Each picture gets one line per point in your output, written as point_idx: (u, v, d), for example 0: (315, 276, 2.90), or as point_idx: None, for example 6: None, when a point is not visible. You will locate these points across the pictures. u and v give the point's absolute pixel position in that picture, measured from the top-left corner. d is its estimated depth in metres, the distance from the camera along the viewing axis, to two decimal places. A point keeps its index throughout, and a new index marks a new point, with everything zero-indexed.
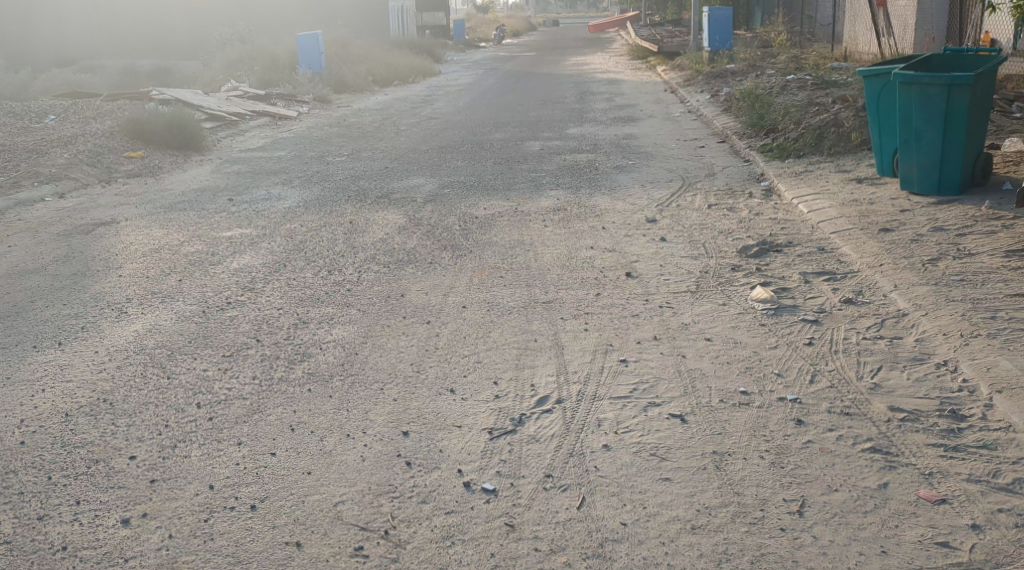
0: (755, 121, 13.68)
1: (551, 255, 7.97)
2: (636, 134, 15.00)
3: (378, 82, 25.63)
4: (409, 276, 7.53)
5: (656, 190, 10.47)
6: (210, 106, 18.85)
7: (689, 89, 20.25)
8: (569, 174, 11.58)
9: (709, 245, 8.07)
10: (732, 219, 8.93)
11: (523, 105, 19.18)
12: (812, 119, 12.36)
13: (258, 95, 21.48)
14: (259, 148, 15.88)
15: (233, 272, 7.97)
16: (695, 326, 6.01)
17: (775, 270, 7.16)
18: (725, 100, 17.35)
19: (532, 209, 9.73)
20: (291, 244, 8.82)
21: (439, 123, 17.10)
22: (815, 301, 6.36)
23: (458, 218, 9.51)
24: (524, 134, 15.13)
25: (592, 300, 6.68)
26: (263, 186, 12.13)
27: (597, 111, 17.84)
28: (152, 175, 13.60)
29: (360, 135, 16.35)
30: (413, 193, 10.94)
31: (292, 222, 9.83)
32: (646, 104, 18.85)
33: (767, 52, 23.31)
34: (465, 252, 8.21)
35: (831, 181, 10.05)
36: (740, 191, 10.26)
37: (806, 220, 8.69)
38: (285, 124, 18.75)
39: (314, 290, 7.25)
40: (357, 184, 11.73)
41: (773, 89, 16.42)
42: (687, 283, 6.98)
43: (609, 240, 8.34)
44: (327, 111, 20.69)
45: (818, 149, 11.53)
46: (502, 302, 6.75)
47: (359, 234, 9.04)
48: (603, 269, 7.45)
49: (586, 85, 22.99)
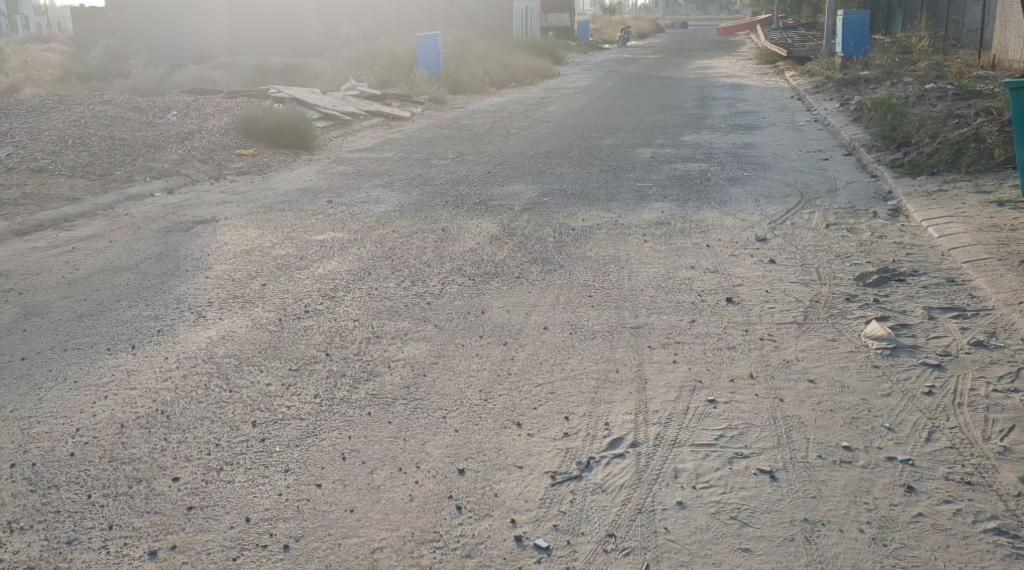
0: (885, 134, 12.83)
1: (648, 273, 7.47)
2: (755, 143, 14.30)
3: (496, 83, 25.39)
4: (495, 291, 7.13)
5: (771, 205, 9.81)
6: (326, 105, 18.88)
7: (817, 97, 19.30)
8: (679, 185, 10.99)
9: (823, 269, 7.44)
10: (850, 241, 8.25)
11: (640, 109, 18.61)
12: (947, 134, 11.48)
13: (375, 94, 21.50)
14: (369, 148, 15.78)
15: (317, 278, 7.72)
16: (797, 364, 5.45)
17: (894, 302, 6.51)
18: (855, 110, 16.44)
19: (634, 222, 9.21)
20: (382, 251, 8.54)
21: (551, 127, 16.67)
22: (939, 342, 5.72)
23: (555, 228, 9.08)
24: (637, 141, 14.59)
25: (686, 328, 6.16)
26: (365, 188, 11.93)
27: (717, 118, 17.15)
28: (261, 173, 13.60)
29: (470, 138, 16.06)
30: (513, 200, 10.57)
31: (387, 227, 9.57)
32: (770, 111, 18.03)
33: (904, 59, 22.11)
34: (557, 267, 7.77)
35: (965, 203, 9.24)
36: (862, 210, 9.54)
37: (935, 246, 7.95)
38: (398, 125, 18.63)
39: (394, 302, 6.92)
40: (458, 190, 11.43)
41: (908, 99, 15.44)
42: (793, 313, 6.39)
43: (713, 260, 7.78)
44: (442, 112, 20.53)
45: (953, 167, 10.67)
46: (588, 325, 6.29)
47: (451, 243, 8.71)
48: (702, 292, 6.90)
49: (708, 89, 22.26)
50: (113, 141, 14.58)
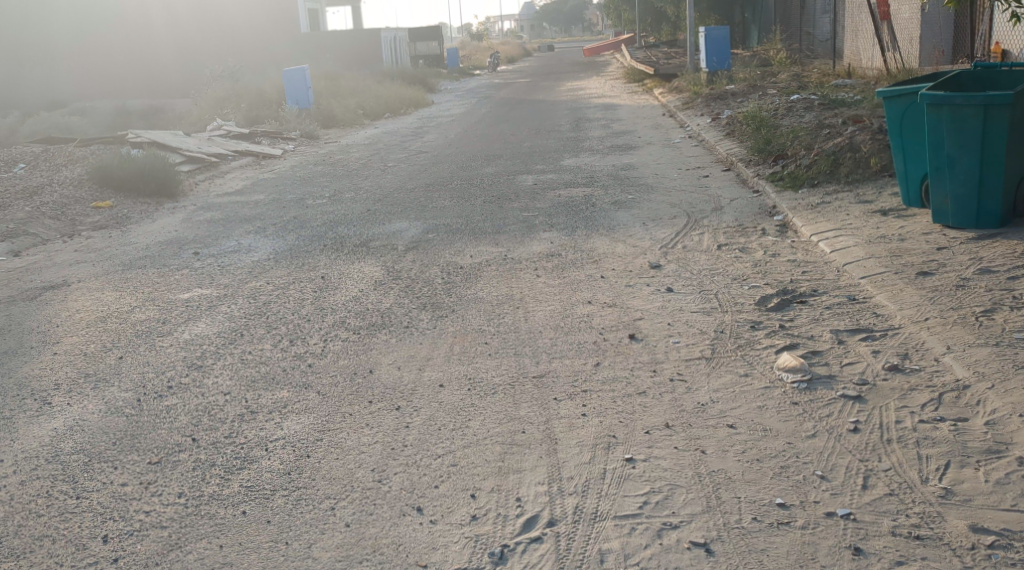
0: (762, 147, 12.76)
1: (544, 312, 7.01)
2: (636, 163, 14.07)
3: (369, 115, 24.72)
4: (381, 345, 6.55)
5: (660, 229, 9.50)
6: (190, 147, 17.92)
7: (689, 113, 19.31)
8: (565, 213, 10.61)
9: (722, 295, 7.11)
10: (745, 263, 7.97)
11: (516, 135, 18.28)
12: (824, 144, 11.42)
13: (242, 133, 20.62)
14: (237, 191, 14.97)
15: (182, 344, 7.01)
16: (714, 407, 5.03)
17: (801, 327, 6.20)
18: (728, 123, 16.45)
19: (523, 256, 8.76)
20: (255, 306, 7.85)
21: (428, 158, 16.15)
22: (853, 370, 5.41)
23: (440, 269, 8.55)
24: (516, 168, 14.21)
25: (592, 373, 5.70)
26: (234, 236, 11.18)
27: (594, 139, 16.93)
28: (119, 227, 12.66)
29: (345, 174, 15.40)
30: (394, 240, 10.00)
31: (260, 278, 8.87)
32: (645, 130, 17.91)
33: (767, 71, 22.39)
34: (447, 312, 7.24)
35: (852, 213, 9.11)
36: (751, 227, 9.33)
37: (830, 262, 7.73)
38: (267, 164, 17.83)
39: (269, 368, 6.26)
40: (335, 232, 10.79)
41: (779, 111, 15.47)
42: (701, 347, 6.00)
43: (609, 293, 7.37)
44: (314, 147, 19.81)
45: (834, 177, 10.57)
46: (486, 378, 5.75)
47: (330, 292, 8.09)
48: (603, 331, 6.47)
49: (582, 111, 22.12)
50: None
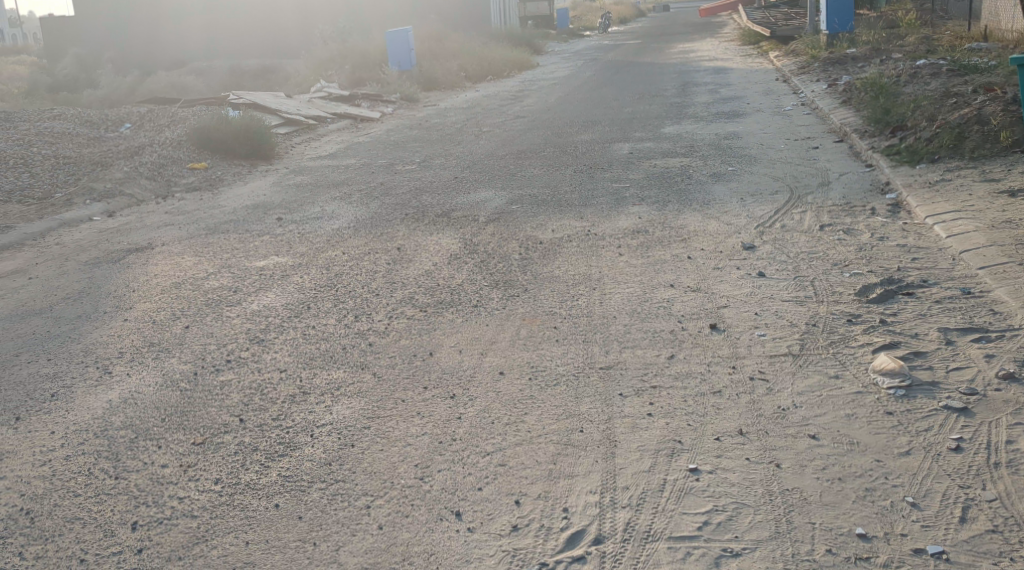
0: (878, 117, 11.97)
1: (622, 295, 6.58)
2: (740, 132, 13.39)
3: (472, 77, 24.39)
4: (446, 326, 6.25)
5: (759, 205, 8.92)
6: (289, 110, 17.90)
7: (803, 78, 18.37)
8: (657, 185, 10.09)
9: (819, 281, 6.56)
10: (848, 246, 7.36)
11: (618, 100, 17.70)
12: (945, 115, 10.60)
13: (343, 95, 20.52)
14: (332, 154, 14.84)
15: (249, 315, 6.84)
16: (795, 413, 4.56)
17: (904, 323, 5.62)
18: (843, 91, 15.57)
19: (608, 231, 8.31)
20: (327, 278, 7.67)
21: (525, 123, 15.74)
22: (961, 376, 4.85)
23: (520, 243, 8.18)
24: (614, 135, 13.69)
25: (663, 367, 5.26)
26: (319, 202, 11.01)
27: (699, 106, 16.24)
28: (212, 189, 12.65)
29: (439, 139, 15.13)
30: (478, 210, 9.67)
31: (337, 248, 8.68)
32: (754, 96, 17.10)
33: (891, 34, 21.21)
34: (520, 291, 6.86)
35: (972, 193, 8.38)
36: (859, 205, 8.67)
37: (943, 248, 7.07)
38: (365, 127, 17.69)
39: (328, 346, 6.03)
40: (419, 200, 10.51)
41: (900, 78, 14.53)
42: (788, 342, 5.48)
43: (695, 275, 6.89)
44: (413, 110, 19.59)
45: (955, 152, 9.78)
46: (550, 367, 5.39)
47: (404, 266, 7.82)
48: (683, 318, 6.02)
49: (690, 75, 21.34)
50: (56, 159, 13.58)
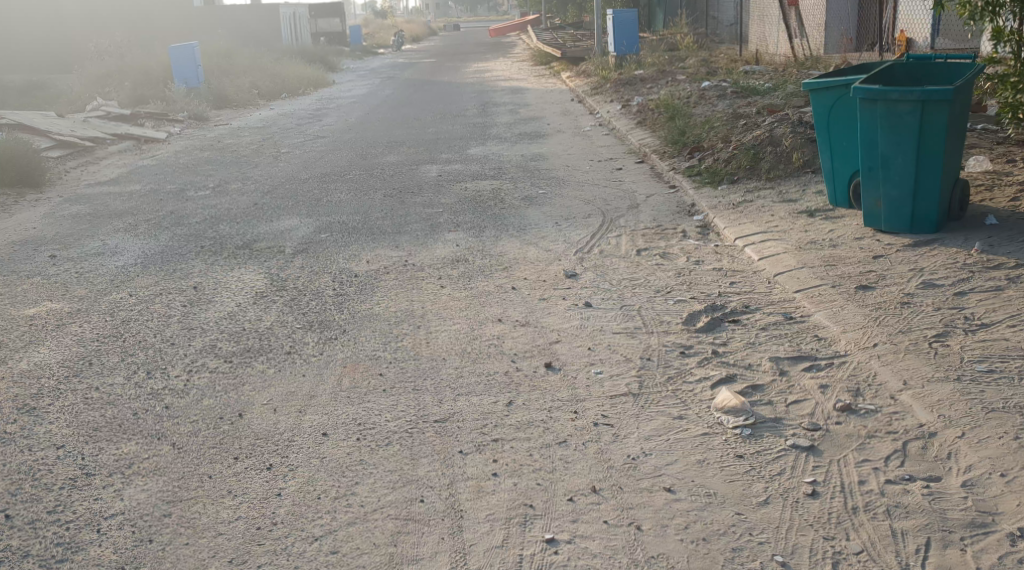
0: (676, 138, 12.15)
1: (447, 334, 6.18)
2: (545, 153, 13.31)
3: (264, 95, 23.40)
4: (256, 382, 5.68)
5: (573, 229, 8.76)
6: (62, 131, 16.49)
7: (598, 98, 18.62)
8: (469, 210, 9.78)
9: (646, 310, 6.38)
10: (668, 271, 7.25)
11: (418, 119, 17.35)
12: (742, 136, 10.82)
13: (123, 114, 19.15)
14: (113, 180, 13.72)
15: (19, 374, 6.21)
16: (646, 462, 4.34)
17: (736, 354, 5.47)
18: (638, 111, 15.84)
19: (424, 261, 7.90)
20: (111, 328, 6.96)
21: (323, 144, 15.12)
22: (801, 410, 4.69)
23: (332, 277, 7.65)
24: (418, 156, 13.31)
25: (503, 415, 4.90)
26: (101, 235, 10.05)
27: (501, 126, 16.11)
28: None
29: (233, 162, 14.28)
30: (282, 240, 9.05)
31: (124, 289, 7.88)
32: (553, 116, 17.15)
33: (676, 55, 21.89)
34: (337, 333, 6.34)
35: (777, 213, 8.49)
36: (671, 228, 8.63)
37: (759, 271, 7.07)
38: (149, 149, 16.54)
39: (117, 414, 5.44)
40: (216, 230, 9.76)
41: (690, 99, 14.88)
42: (626, 381, 5.22)
43: (521, 309, 6.57)
44: (202, 130, 18.52)
45: (755, 172, 9.96)
46: (378, 424, 4.92)
47: (203, 309, 7.14)
48: (515, 358, 5.68)
49: (487, 94, 21.27)
50: None
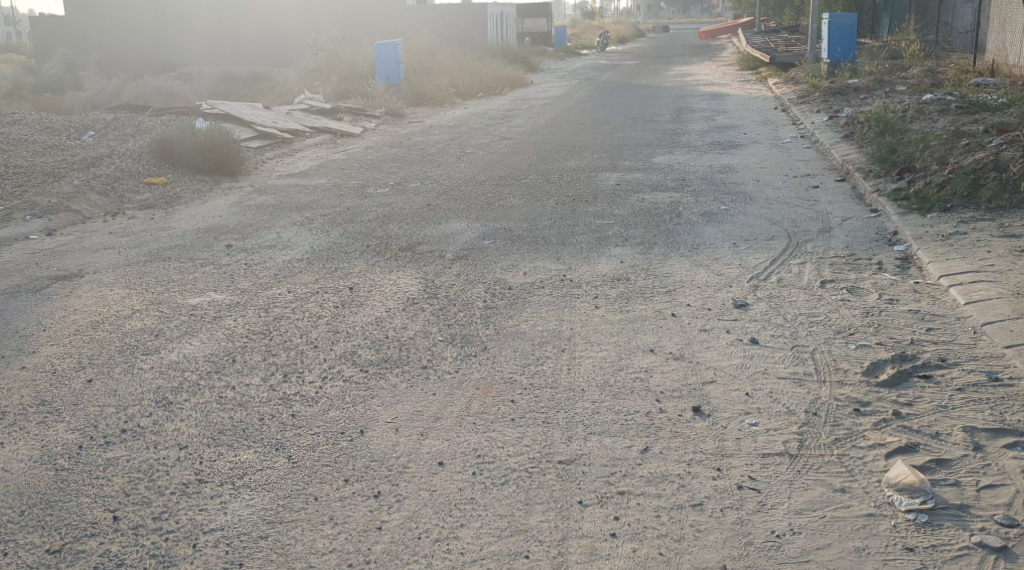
0: (883, 156, 11.16)
1: (591, 361, 5.70)
2: (735, 165, 12.57)
3: (461, 93, 23.52)
4: (385, 395, 5.35)
5: (753, 252, 8.07)
6: (264, 122, 17.00)
7: (803, 108, 17.57)
8: (644, 223, 9.23)
9: (821, 353, 5.68)
10: (853, 308, 6.49)
11: (609, 124, 16.88)
12: (959, 158, 9.77)
13: (324, 108, 19.59)
14: (302, 172, 13.94)
15: (167, 366, 5.98)
16: (793, 543, 3.88)
17: (922, 418, 4.76)
18: (846, 123, 14.78)
19: (584, 277, 7.44)
20: (262, 324, 6.75)
21: (509, 146, 14.87)
22: (995, 499, 4.07)
23: (486, 288, 7.30)
24: (602, 163, 12.83)
25: (634, 464, 4.39)
26: (276, 228, 10.10)
27: (694, 134, 15.43)
28: (167, 207, 11.73)
29: (418, 159, 14.25)
30: (446, 244, 8.78)
31: (283, 284, 7.76)
32: (751, 126, 16.26)
33: (895, 65, 20.41)
34: (478, 350, 5.98)
35: (990, 249, 7.54)
36: (864, 258, 7.81)
37: (962, 317, 6.21)
38: (343, 143, 16.80)
39: (244, 417, 5.10)
40: (384, 229, 9.61)
41: (906, 112, 13.68)
42: (784, 438, 4.61)
43: (680, 339, 6.00)
44: (397, 127, 18.72)
45: (971, 201, 8.92)
46: (498, 458, 4.50)
47: (352, 311, 6.93)
48: (661, 396, 5.14)
49: (686, 100, 20.52)
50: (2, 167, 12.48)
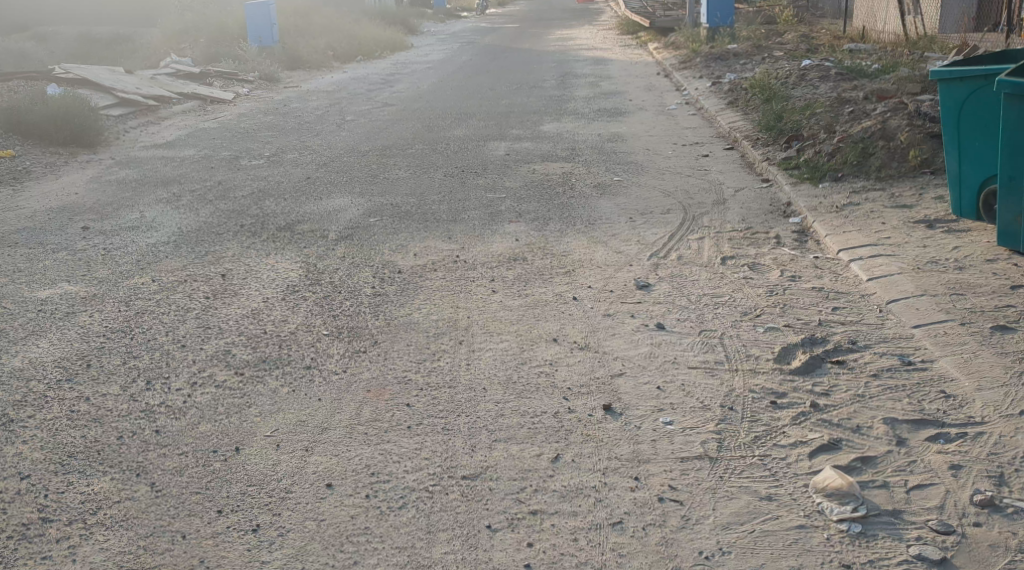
0: (771, 123, 11.01)
1: (492, 353, 5.27)
2: (623, 133, 12.26)
3: (339, 58, 22.65)
4: (264, 403, 4.83)
5: (650, 227, 7.75)
6: (126, 88, 15.90)
7: (686, 74, 17.43)
8: (536, 197, 8.82)
9: (731, 338, 5.37)
10: (757, 287, 6.21)
11: (493, 90, 16.39)
12: (848, 126, 9.66)
13: (193, 73, 18.51)
14: (168, 143, 13.04)
15: (11, 377, 5.33)
16: (723, 565, 3.59)
17: (841, 410, 4.50)
18: (729, 88, 14.66)
19: (477, 258, 6.99)
20: (122, 321, 6.11)
21: (390, 113, 14.26)
22: (927, 503, 3.85)
23: (371, 272, 6.77)
24: (487, 131, 12.36)
25: (545, 477, 4.03)
26: (139, 206, 9.34)
27: (580, 100, 15.08)
28: (17, 183, 10.77)
29: (295, 128, 13.50)
30: (327, 222, 8.21)
31: (147, 273, 7.09)
32: (636, 92, 16.02)
33: (772, 30, 20.48)
34: (368, 345, 5.47)
35: (887, 220, 7.39)
36: (762, 231, 7.57)
37: (866, 294, 6.00)
38: (213, 111, 15.86)
39: (99, 436, 4.61)
40: (260, 207, 8.96)
41: (788, 79, 13.59)
42: (703, 437, 4.28)
43: (583, 327, 5.62)
44: (272, 93, 17.83)
45: (862, 170, 8.79)
46: (394, 476, 4.07)
47: (226, 303, 6.33)
48: (568, 393, 4.75)
49: (569, 65, 20.17)
50: None
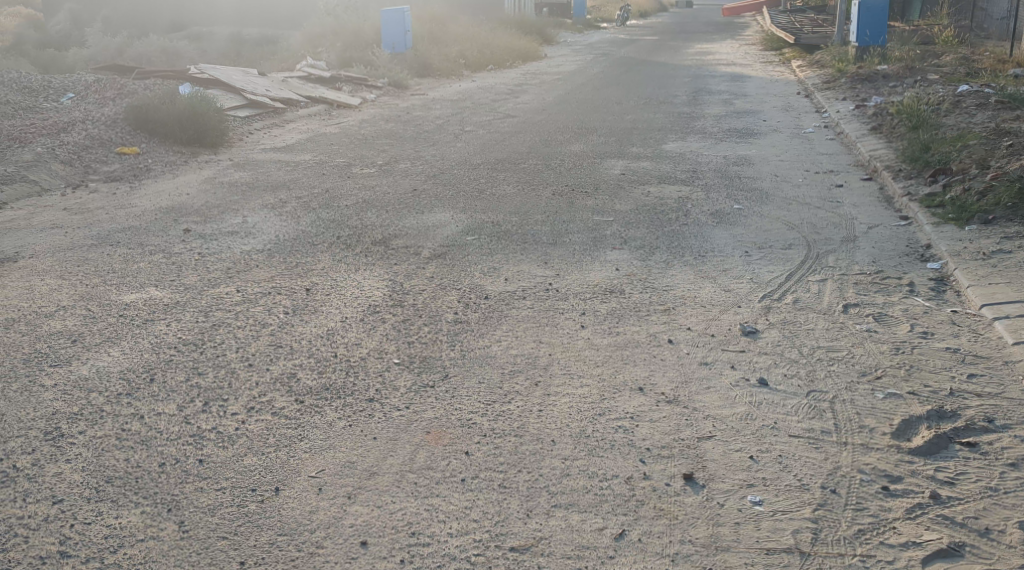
0: (916, 153, 10.14)
1: (571, 399, 4.79)
2: (752, 156, 11.56)
3: (471, 65, 22.47)
4: (319, 435, 4.49)
5: (767, 263, 7.12)
6: (254, 90, 16.02)
7: (829, 94, 16.48)
8: (647, 222, 8.28)
9: (846, 401, 4.74)
10: (881, 343, 5.53)
11: (621, 104, 15.84)
12: (1002, 162, 8.78)
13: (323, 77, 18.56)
14: (287, 147, 12.99)
15: (74, 386, 5.13)
16: None
17: (968, 506, 3.93)
18: (874, 113, 13.73)
19: (572, 288, 6.51)
20: (196, 332, 5.87)
21: (511, 125, 13.90)
22: None
23: (459, 297, 6.37)
24: (607, 149, 11.84)
25: (603, 558, 3.73)
26: (244, 210, 9.20)
27: (710, 118, 14.39)
28: (134, 180, 10.84)
29: (413, 137, 13.28)
30: (424, 238, 7.86)
31: (233, 282, 6.88)
32: (773, 112, 15.20)
33: (928, 51, 19.23)
34: (439, 378, 5.07)
35: None
36: (894, 276, 6.85)
37: (1010, 360, 5.27)
38: (338, 116, 15.82)
39: (141, 462, 4.33)
40: (361, 218, 8.69)
41: (940, 105, 12.60)
42: (797, 525, 3.87)
43: (678, 375, 5.07)
44: (398, 99, 17.71)
45: (1016, 213, 7.92)
46: (436, 540, 3.82)
47: (303, 320, 6.04)
48: (648, 456, 4.26)
49: (705, 80, 19.43)
50: None
